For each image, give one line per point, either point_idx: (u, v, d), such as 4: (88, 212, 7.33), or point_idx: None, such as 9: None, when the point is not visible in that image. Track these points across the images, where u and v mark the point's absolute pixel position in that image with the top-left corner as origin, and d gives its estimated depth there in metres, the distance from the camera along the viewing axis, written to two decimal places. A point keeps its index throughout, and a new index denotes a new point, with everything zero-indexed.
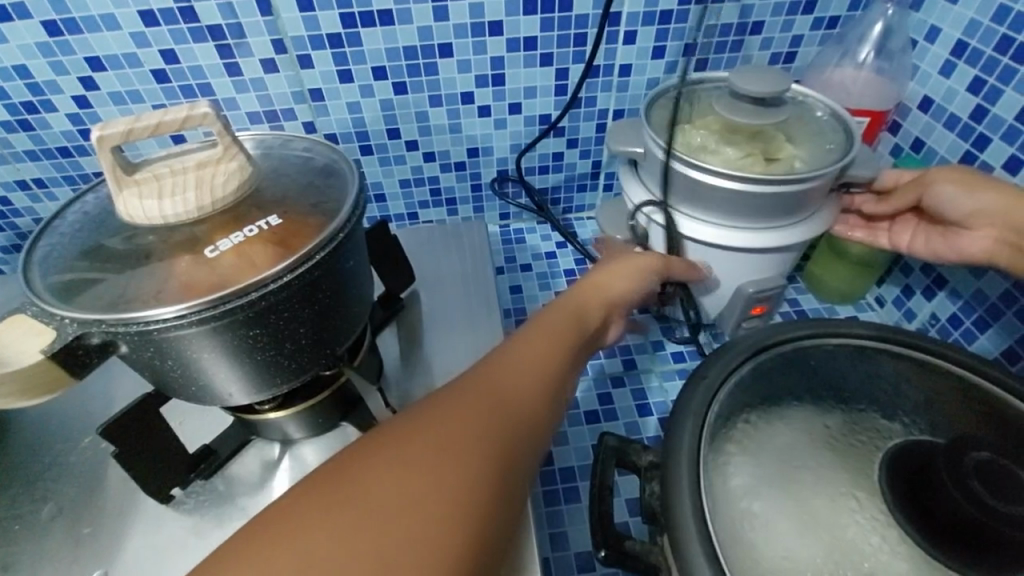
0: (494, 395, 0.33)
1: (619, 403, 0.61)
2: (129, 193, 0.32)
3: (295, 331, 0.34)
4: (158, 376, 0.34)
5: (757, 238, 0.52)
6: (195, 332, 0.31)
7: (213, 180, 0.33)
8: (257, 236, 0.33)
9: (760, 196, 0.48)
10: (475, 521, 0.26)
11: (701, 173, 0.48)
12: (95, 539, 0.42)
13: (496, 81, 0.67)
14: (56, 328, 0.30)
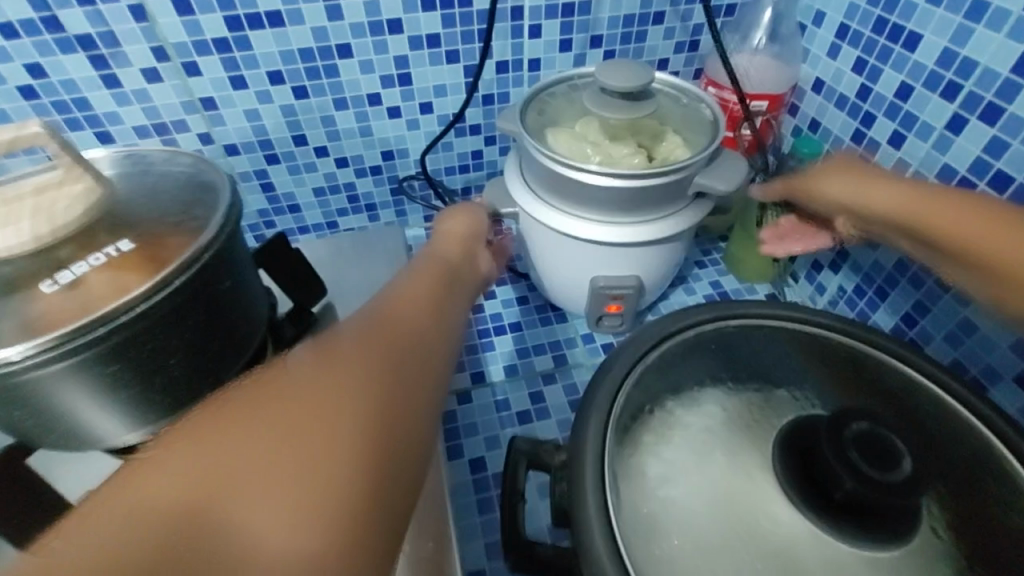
0: (406, 321, 0.32)
1: (550, 400, 0.61)
2: None
3: (166, 363, 0.32)
4: (12, 421, 0.31)
5: (625, 233, 0.53)
6: (38, 376, 0.28)
7: (53, 205, 0.30)
8: (108, 264, 0.30)
9: (640, 189, 0.49)
10: (338, 478, 0.23)
11: (580, 175, 0.48)
12: None
13: (402, 81, 0.65)
14: None
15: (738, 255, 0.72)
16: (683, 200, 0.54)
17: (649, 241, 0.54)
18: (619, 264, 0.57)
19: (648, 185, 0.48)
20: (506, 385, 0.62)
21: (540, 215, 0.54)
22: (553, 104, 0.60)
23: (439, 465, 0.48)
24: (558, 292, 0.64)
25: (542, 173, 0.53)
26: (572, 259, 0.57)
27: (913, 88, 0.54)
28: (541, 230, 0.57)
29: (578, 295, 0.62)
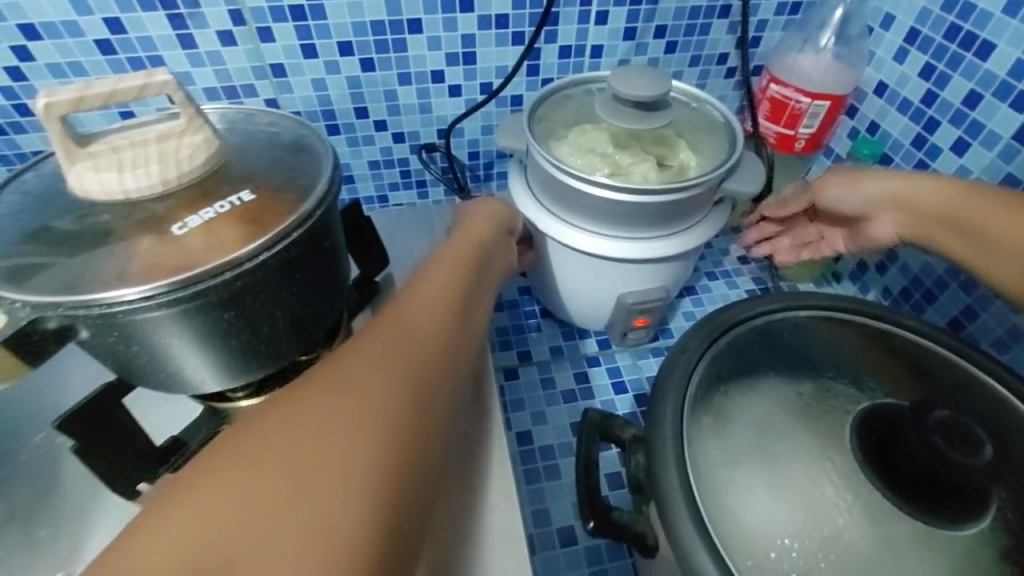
0: (422, 330, 0.34)
1: (595, 381, 0.62)
2: (83, 167, 0.30)
3: (271, 314, 0.33)
4: (123, 365, 0.32)
5: (640, 248, 0.53)
6: (161, 317, 0.29)
7: (177, 152, 0.31)
8: (230, 211, 0.31)
9: (647, 204, 0.49)
10: (378, 454, 0.27)
11: (584, 185, 0.49)
12: (54, 539, 0.39)
13: (466, 59, 0.65)
14: (7, 313, 0.27)
15: None
16: (693, 217, 0.53)
17: (664, 256, 0.54)
18: (637, 277, 0.56)
19: (655, 200, 0.48)
20: (552, 364, 0.64)
21: (551, 230, 0.54)
22: (563, 110, 0.61)
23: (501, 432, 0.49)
24: (567, 308, 0.64)
25: (552, 186, 0.52)
26: (580, 273, 0.57)
27: (982, 96, 0.54)
28: (546, 242, 0.57)
29: (601, 309, 0.62)
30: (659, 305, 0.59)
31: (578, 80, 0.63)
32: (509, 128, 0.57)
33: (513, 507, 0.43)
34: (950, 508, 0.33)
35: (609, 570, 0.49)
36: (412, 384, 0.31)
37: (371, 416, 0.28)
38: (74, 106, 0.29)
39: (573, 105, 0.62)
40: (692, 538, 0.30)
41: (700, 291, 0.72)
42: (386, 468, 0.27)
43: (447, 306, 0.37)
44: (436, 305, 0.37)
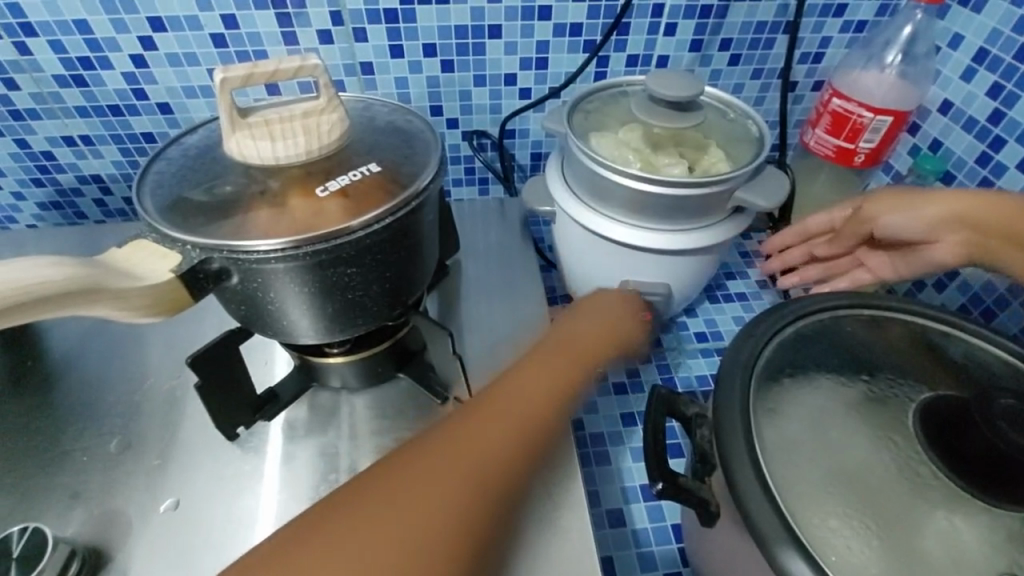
0: (528, 407, 0.37)
1: (646, 376, 0.65)
2: (241, 135, 0.35)
3: (383, 274, 0.37)
4: (254, 312, 0.37)
5: (672, 240, 0.55)
6: (298, 268, 0.34)
7: (318, 128, 0.36)
8: (361, 179, 0.36)
9: (684, 197, 0.51)
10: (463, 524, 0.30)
11: (623, 178, 0.51)
12: (165, 469, 0.45)
13: (539, 64, 0.69)
14: (180, 253, 0.32)
15: None
16: (725, 212, 0.55)
17: (694, 249, 0.56)
18: (667, 270, 0.58)
19: (692, 193, 0.51)
20: None
21: (586, 222, 0.56)
22: (600, 108, 0.64)
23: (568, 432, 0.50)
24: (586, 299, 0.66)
25: (592, 180, 0.55)
26: (607, 263, 0.59)
27: None
28: (579, 232, 0.59)
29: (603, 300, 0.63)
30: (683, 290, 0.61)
31: (613, 83, 0.65)
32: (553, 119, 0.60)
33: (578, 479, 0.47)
34: (1008, 486, 0.34)
35: (656, 553, 0.51)
36: (475, 477, 0.32)
37: (461, 483, 0.31)
38: (243, 81, 0.34)
39: (614, 104, 0.65)
40: (756, 498, 0.33)
41: (751, 299, 0.73)
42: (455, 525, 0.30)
43: (556, 381, 0.39)
44: (530, 396, 0.37)
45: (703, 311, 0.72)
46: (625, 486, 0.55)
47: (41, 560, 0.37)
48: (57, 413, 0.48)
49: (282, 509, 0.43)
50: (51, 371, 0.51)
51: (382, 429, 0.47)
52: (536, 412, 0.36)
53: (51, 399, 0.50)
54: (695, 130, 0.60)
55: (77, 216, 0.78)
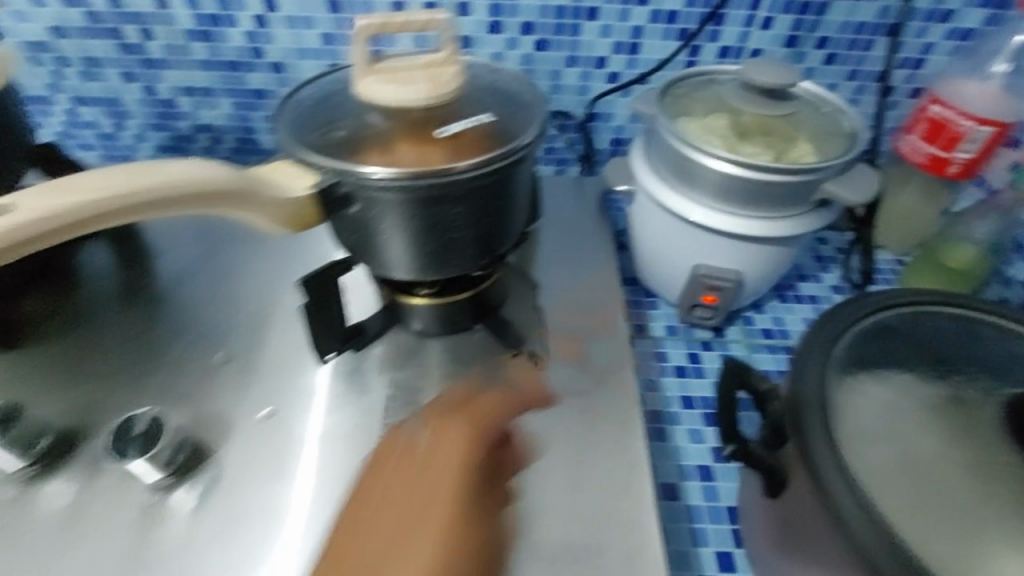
0: (441, 407, 0.47)
1: (708, 364, 0.65)
2: (372, 80, 0.37)
3: (482, 218, 0.41)
4: (367, 241, 0.40)
5: (751, 225, 0.56)
6: (413, 201, 0.38)
7: (440, 78, 0.38)
8: (477, 126, 0.40)
9: (769, 183, 0.52)
10: (440, 507, 0.40)
11: (708, 158, 0.53)
12: (263, 384, 0.50)
13: (630, 50, 0.70)
14: (316, 173, 0.37)
15: (918, 280, 0.71)
16: (810, 206, 0.56)
17: (771, 238, 0.56)
18: (742, 257, 0.59)
19: (777, 180, 0.52)
20: (667, 341, 0.66)
21: (665, 200, 0.58)
22: (690, 93, 0.65)
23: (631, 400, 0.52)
24: (656, 281, 0.67)
25: (676, 160, 0.57)
26: (683, 244, 0.60)
27: None
28: (655, 210, 0.61)
29: (676, 282, 0.64)
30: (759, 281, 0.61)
31: (703, 70, 0.66)
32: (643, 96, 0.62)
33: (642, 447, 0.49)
34: None
35: (708, 530, 0.52)
36: (396, 458, 0.43)
37: (438, 476, 0.41)
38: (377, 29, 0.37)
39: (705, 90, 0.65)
40: (832, 470, 0.33)
41: (824, 301, 0.72)
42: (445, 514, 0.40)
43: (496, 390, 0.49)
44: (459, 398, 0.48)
45: (772, 309, 0.71)
46: (680, 465, 0.56)
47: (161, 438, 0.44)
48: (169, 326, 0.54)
49: (364, 430, 0.47)
50: (169, 290, 0.57)
51: (457, 374, 0.50)
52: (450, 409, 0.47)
53: (166, 313, 0.55)
54: (786, 122, 0.60)
55: (186, 160, 0.85)
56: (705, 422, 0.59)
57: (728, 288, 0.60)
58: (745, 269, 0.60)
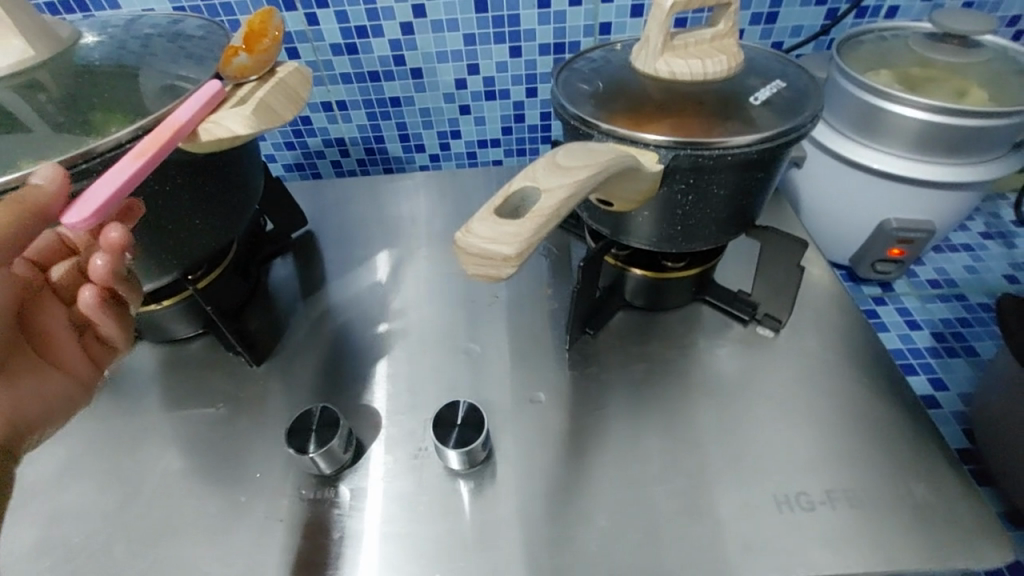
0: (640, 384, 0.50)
1: (886, 318, 0.66)
2: (670, 55, 0.40)
3: (764, 185, 0.41)
4: (659, 217, 0.41)
5: (949, 173, 0.56)
6: (723, 171, 0.37)
7: (729, 52, 0.40)
8: (773, 94, 0.40)
9: (975, 129, 0.52)
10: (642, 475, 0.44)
11: (910, 108, 0.53)
12: (510, 376, 0.50)
13: (768, 19, 0.71)
14: (650, 151, 0.35)
15: None
16: (1004, 149, 0.56)
17: (970, 185, 0.57)
18: (931, 205, 0.59)
19: (984, 124, 0.52)
20: None
21: (852, 156, 0.58)
22: (851, 51, 0.65)
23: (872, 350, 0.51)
24: (827, 240, 0.68)
25: (864, 115, 0.57)
26: (869, 200, 0.61)
27: None
28: (835, 167, 0.61)
29: (856, 237, 0.65)
30: (941, 229, 0.62)
31: (859, 31, 0.66)
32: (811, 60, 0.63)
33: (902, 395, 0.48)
34: None
35: None
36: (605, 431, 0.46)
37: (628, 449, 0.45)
38: (681, 7, 0.39)
39: (864, 48, 0.65)
40: None
41: (977, 249, 0.74)
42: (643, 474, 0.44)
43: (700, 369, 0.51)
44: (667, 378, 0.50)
45: (931, 261, 0.73)
46: None
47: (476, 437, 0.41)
48: (394, 329, 0.55)
49: (624, 406, 0.48)
50: (377, 297, 0.58)
51: (696, 346, 0.52)
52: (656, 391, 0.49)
53: (382, 319, 0.56)
54: (955, 72, 0.61)
55: (314, 176, 0.86)
56: (906, 373, 0.61)
57: (917, 241, 0.62)
58: (935, 219, 0.61)
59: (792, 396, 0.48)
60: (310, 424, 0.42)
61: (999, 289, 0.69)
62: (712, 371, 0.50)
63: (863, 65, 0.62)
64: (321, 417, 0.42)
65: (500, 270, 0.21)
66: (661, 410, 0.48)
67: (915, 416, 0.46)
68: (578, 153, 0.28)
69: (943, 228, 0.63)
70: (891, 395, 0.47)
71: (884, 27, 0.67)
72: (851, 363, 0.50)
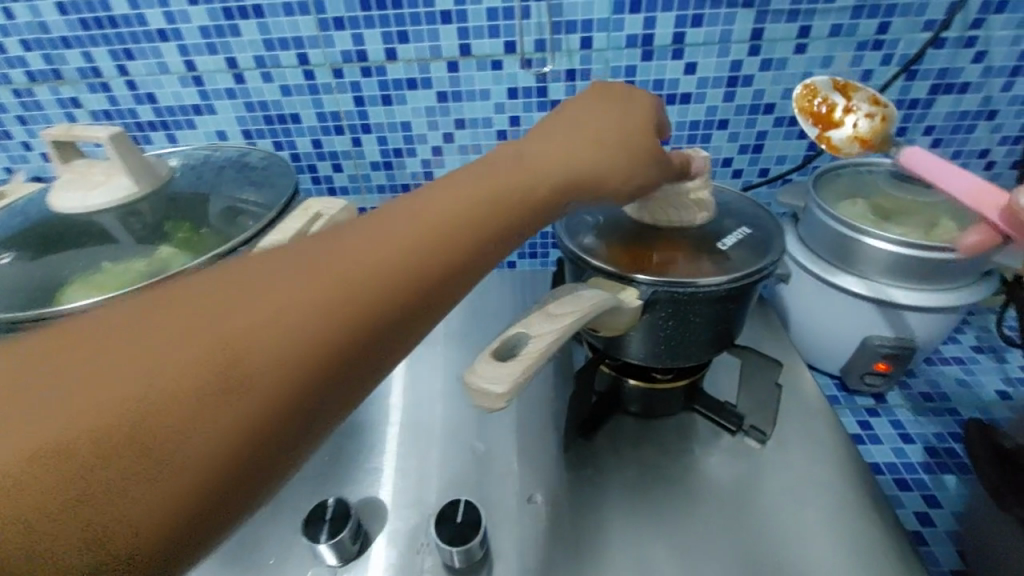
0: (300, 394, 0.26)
1: (879, 430, 0.69)
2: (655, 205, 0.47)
3: (739, 313, 0.47)
4: (647, 340, 0.46)
5: (922, 297, 0.61)
6: (700, 304, 0.43)
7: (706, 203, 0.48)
8: (742, 238, 0.46)
9: (939, 261, 0.58)
10: (301, 362, 0.25)
11: (880, 242, 0.59)
12: (512, 476, 0.54)
13: (754, 150, 0.80)
14: (635, 288, 0.41)
15: None
16: (970, 277, 0.61)
17: (944, 309, 0.61)
18: (910, 325, 0.64)
19: (947, 257, 0.58)
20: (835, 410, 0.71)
21: (832, 279, 0.64)
22: (829, 182, 0.72)
23: (858, 464, 0.54)
24: (818, 351, 0.72)
25: (839, 243, 0.63)
26: (851, 318, 0.66)
27: None
28: (817, 286, 0.67)
29: (844, 351, 0.69)
30: (923, 347, 0.66)
31: (836, 164, 0.74)
32: (791, 189, 0.71)
33: (886, 513, 0.50)
34: None
35: None
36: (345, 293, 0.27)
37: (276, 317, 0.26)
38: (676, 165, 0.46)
39: (841, 180, 0.73)
40: None
41: (969, 362, 0.77)
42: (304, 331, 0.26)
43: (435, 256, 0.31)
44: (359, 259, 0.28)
45: (924, 373, 0.76)
46: None
47: (475, 535, 0.44)
48: (407, 423, 0.60)
49: (617, 510, 0.51)
50: (395, 391, 0.64)
51: (687, 453, 0.55)
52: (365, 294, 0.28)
53: (397, 412, 0.61)
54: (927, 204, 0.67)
55: None
56: (899, 487, 0.63)
57: (900, 357, 0.66)
58: (916, 337, 0.65)
59: (779, 507, 0.50)
60: (324, 515, 0.46)
61: (990, 405, 0.71)
62: (702, 479, 0.53)
63: (839, 196, 0.70)
64: (335, 508, 0.46)
65: (494, 403, 0.26)
66: (654, 516, 0.50)
67: (899, 536, 0.48)
68: (565, 299, 0.34)
69: (926, 345, 0.67)
70: (873, 514, 0.49)
71: (860, 160, 0.75)
72: (837, 479, 0.52)
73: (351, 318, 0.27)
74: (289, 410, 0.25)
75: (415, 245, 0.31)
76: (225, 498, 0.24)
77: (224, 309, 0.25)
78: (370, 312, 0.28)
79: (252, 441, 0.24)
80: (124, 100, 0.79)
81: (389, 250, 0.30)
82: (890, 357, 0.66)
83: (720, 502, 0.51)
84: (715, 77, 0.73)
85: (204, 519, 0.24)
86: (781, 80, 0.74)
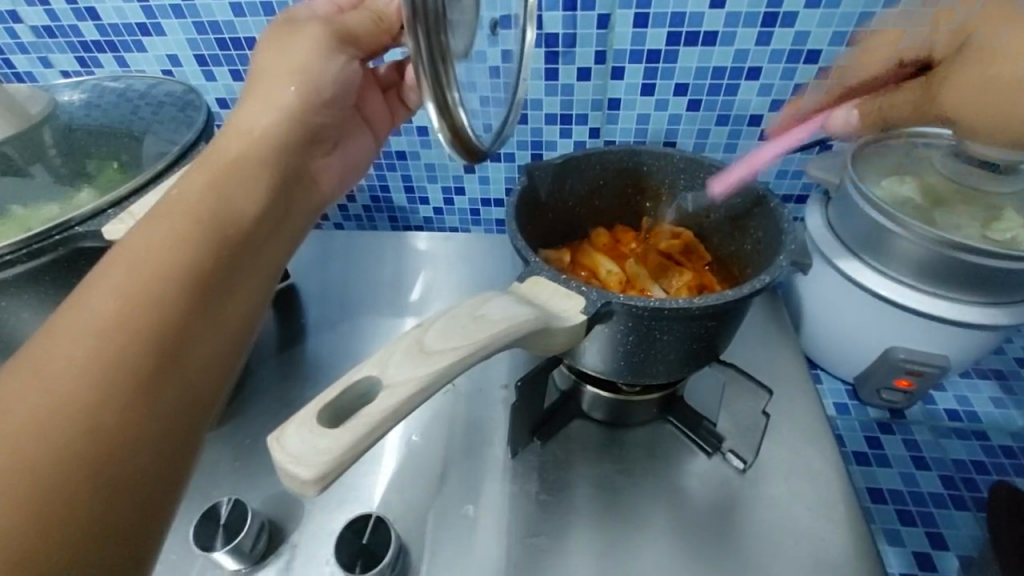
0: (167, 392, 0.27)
1: (889, 449, 0.59)
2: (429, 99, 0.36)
3: (723, 328, 0.37)
4: (606, 354, 0.38)
5: (965, 311, 0.50)
6: (669, 320, 0.34)
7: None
8: None
9: (996, 269, 0.46)
10: (144, 362, 0.27)
11: (925, 238, 0.48)
12: (446, 481, 0.48)
13: None
14: (581, 295, 0.33)
15: None
16: None
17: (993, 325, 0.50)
18: (945, 339, 0.53)
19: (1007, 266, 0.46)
20: (841, 423, 0.61)
21: (859, 277, 0.53)
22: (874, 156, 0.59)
23: (851, 504, 0.46)
24: (830, 357, 0.62)
25: (873, 235, 0.52)
26: (874, 324, 0.55)
27: None
28: (840, 283, 0.56)
29: (860, 359, 0.59)
30: (959, 362, 0.56)
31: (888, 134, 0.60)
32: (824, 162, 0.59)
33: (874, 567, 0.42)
34: None
35: None
36: (159, 287, 0.29)
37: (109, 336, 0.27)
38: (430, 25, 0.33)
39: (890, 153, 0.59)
40: None
41: (1011, 379, 0.66)
42: (145, 330, 0.28)
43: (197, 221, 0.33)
44: (151, 256, 0.30)
45: (953, 387, 0.65)
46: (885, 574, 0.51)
47: (384, 554, 0.40)
48: None
49: (558, 532, 0.44)
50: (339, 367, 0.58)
51: (650, 471, 0.48)
52: (175, 279, 0.30)
53: None
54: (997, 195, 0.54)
55: None
56: (902, 521, 0.54)
57: (929, 374, 0.56)
58: (951, 352, 0.54)
59: (746, 549, 0.43)
60: (221, 517, 0.43)
61: None
62: (662, 505, 0.46)
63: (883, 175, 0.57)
64: (231, 512, 0.43)
65: (304, 489, 0.22)
66: (599, 543, 0.44)
67: None
68: (460, 323, 0.29)
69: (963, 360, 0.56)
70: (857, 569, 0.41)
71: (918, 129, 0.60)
72: (822, 520, 0.45)
73: (166, 316, 0.29)
74: (166, 394, 0.27)
75: (189, 231, 0.32)
76: (159, 467, 0.26)
77: (30, 363, 0.26)
78: (188, 288, 0.30)
79: (139, 421, 0.26)
80: (63, 15, 0.69)
81: (167, 242, 0.31)
82: (919, 373, 0.56)
83: (679, 535, 0.44)
84: (749, 13, 0.60)
85: (135, 524, 0.25)
86: (830, 21, 0.59)
